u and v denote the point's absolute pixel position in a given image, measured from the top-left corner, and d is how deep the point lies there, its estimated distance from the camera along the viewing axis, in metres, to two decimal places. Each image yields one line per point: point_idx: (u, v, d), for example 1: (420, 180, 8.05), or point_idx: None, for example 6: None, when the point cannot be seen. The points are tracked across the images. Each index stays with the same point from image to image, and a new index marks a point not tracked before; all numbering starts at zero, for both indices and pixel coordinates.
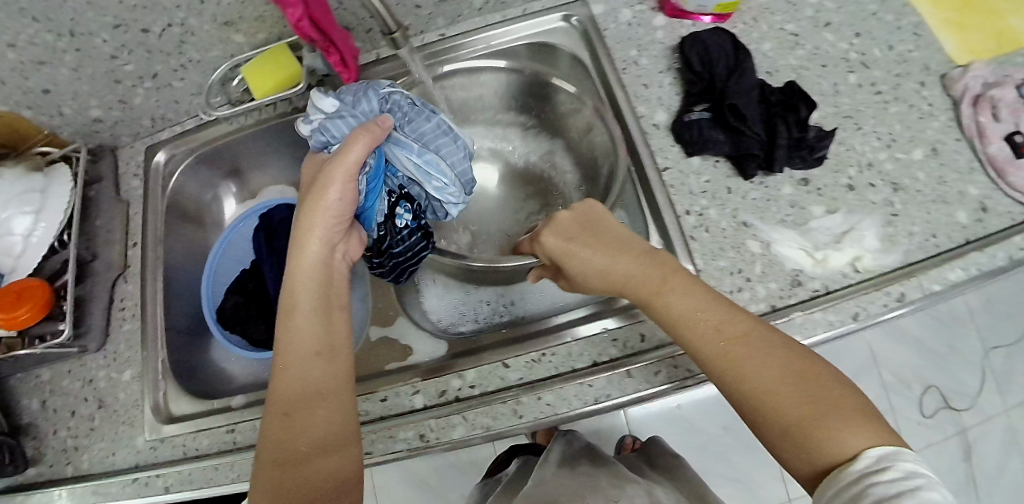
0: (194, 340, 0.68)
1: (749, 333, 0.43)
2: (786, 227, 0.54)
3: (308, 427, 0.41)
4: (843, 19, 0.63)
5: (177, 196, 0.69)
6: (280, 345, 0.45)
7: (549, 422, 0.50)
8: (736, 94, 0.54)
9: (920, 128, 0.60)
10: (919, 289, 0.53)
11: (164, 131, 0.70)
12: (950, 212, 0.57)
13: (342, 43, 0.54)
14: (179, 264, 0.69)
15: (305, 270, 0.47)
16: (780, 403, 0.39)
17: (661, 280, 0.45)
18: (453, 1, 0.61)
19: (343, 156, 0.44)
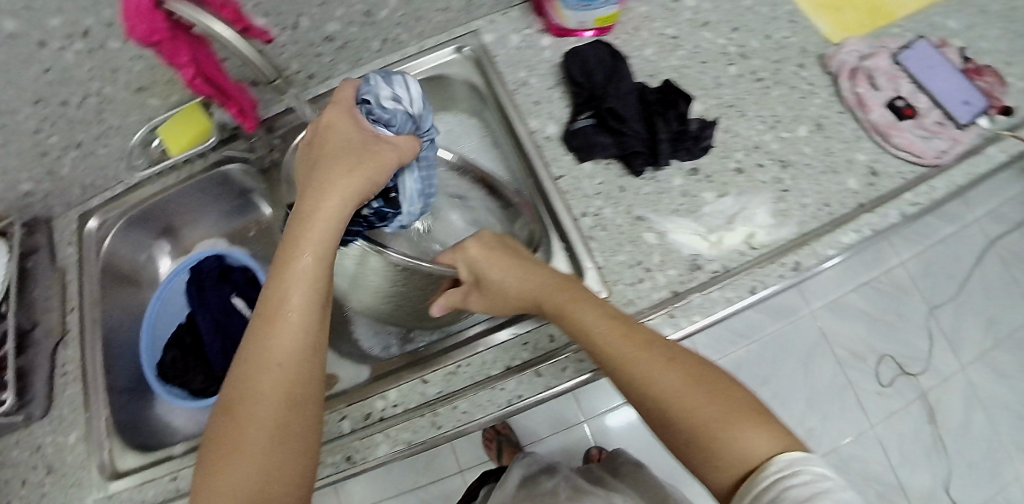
0: (138, 397, 0.70)
1: (654, 341, 0.46)
2: (680, 216, 0.57)
3: (288, 398, 0.39)
4: (719, 17, 0.67)
5: (112, 259, 0.72)
6: (273, 292, 0.41)
7: (469, 429, 0.51)
8: (614, 99, 0.58)
9: (803, 107, 0.63)
10: (815, 256, 0.55)
11: (95, 198, 0.73)
12: (841, 181, 0.60)
13: (239, 96, 0.59)
14: (119, 325, 0.71)
15: (319, 222, 0.43)
16: (683, 402, 0.41)
17: (572, 296, 0.49)
18: (350, 47, 0.66)
19: (388, 152, 0.46)
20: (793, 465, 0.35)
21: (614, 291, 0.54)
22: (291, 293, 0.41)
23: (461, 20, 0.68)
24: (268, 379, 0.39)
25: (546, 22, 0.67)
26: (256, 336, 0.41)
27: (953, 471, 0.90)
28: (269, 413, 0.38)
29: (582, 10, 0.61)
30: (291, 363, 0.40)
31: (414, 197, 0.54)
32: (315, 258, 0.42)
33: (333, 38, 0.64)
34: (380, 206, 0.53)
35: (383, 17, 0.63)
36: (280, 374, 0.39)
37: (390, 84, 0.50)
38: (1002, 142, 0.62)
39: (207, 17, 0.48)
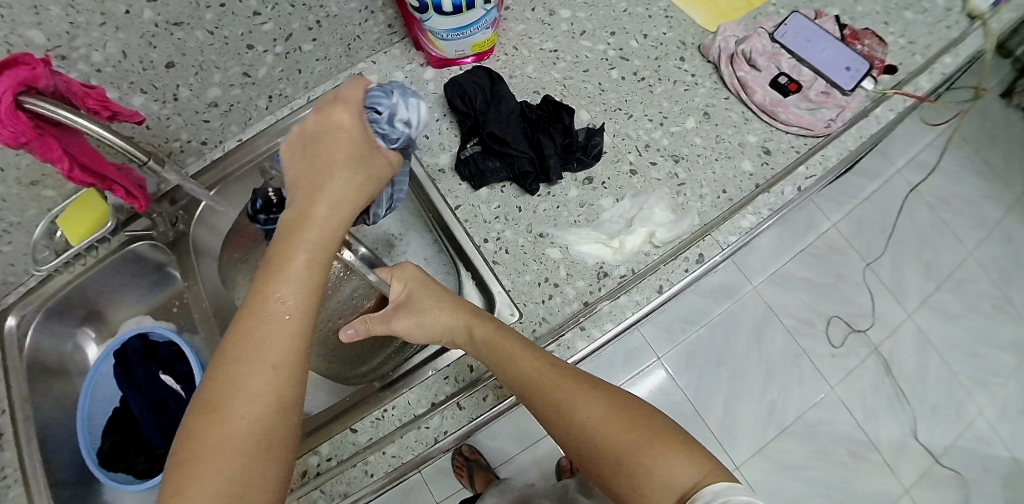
0: (83, 489, 0.68)
1: (578, 373, 0.47)
2: (580, 227, 0.58)
3: (276, 400, 0.36)
4: (596, 24, 0.68)
5: (37, 354, 0.71)
6: (268, 290, 0.39)
7: (402, 470, 0.52)
8: (494, 122, 0.59)
9: (688, 99, 0.64)
10: (716, 245, 0.56)
11: (6, 296, 0.70)
12: (735, 164, 0.61)
13: (124, 179, 0.59)
14: (53, 418, 0.70)
15: (315, 225, 0.42)
16: (606, 431, 0.43)
17: (502, 328, 0.49)
18: (237, 110, 0.68)
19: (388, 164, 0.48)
20: (717, 496, 0.38)
21: (524, 310, 0.55)
22: (288, 290, 0.39)
23: (344, 66, 0.71)
24: (256, 378, 0.36)
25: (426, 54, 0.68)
26: (240, 333, 0.38)
27: (918, 418, 0.92)
28: (254, 415, 0.35)
29: (457, 40, 0.63)
30: (281, 363, 0.37)
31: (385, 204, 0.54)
32: (309, 260, 0.41)
33: (220, 102, 0.66)
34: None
35: (263, 76, 0.66)
36: (273, 372, 0.36)
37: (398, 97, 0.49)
38: (890, 101, 0.64)
39: (71, 112, 0.48)
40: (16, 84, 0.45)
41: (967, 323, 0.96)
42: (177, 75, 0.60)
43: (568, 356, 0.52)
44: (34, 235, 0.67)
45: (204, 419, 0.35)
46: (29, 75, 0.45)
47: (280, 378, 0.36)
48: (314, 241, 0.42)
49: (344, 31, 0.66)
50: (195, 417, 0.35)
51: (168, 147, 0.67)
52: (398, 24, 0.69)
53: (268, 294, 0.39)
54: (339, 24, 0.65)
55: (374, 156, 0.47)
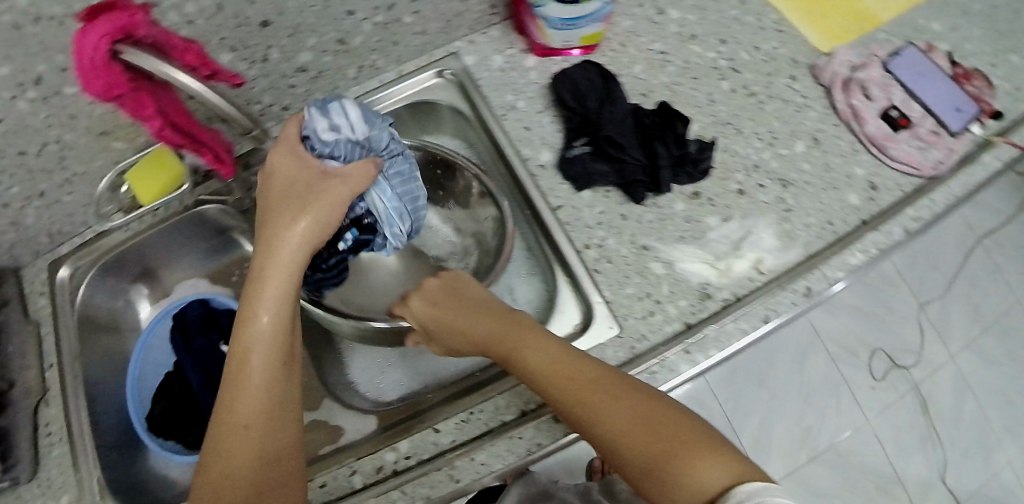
0: (129, 453, 0.67)
1: (596, 378, 0.41)
2: (685, 244, 0.56)
3: (241, 461, 0.38)
4: (706, 29, 0.64)
5: (88, 309, 0.68)
6: (240, 354, 0.41)
7: (488, 480, 0.50)
8: (610, 123, 0.55)
9: (798, 122, 0.62)
10: (824, 280, 0.55)
11: (64, 245, 0.68)
12: (842, 196, 0.60)
13: (213, 142, 0.56)
14: (102, 378, 0.68)
15: (276, 277, 0.43)
16: (629, 437, 0.38)
17: (510, 339, 0.45)
18: (326, 76, 0.63)
19: (341, 182, 0.45)
20: (750, 499, 0.31)
21: (625, 325, 0.53)
22: (252, 354, 0.41)
23: (439, 42, 0.64)
24: (228, 443, 0.39)
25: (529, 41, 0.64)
26: (223, 399, 0.40)
27: (949, 460, 0.93)
28: (246, 477, 0.38)
29: (567, 30, 0.59)
30: (252, 422, 0.39)
31: (393, 219, 0.52)
32: (274, 316, 0.42)
33: (306, 68, 0.60)
34: (353, 236, 0.53)
35: (356, 45, 0.60)
36: (245, 436, 0.39)
37: (334, 113, 0.48)
38: (999, 148, 0.63)
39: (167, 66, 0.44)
40: (114, 31, 0.41)
41: (1006, 370, 0.97)
42: (271, 35, 0.53)
43: (670, 378, 0.50)
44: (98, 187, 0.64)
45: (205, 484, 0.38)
46: (128, 22, 0.41)
47: (259, 438, 0.39)
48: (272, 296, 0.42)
49: (450, 7, 0.59)
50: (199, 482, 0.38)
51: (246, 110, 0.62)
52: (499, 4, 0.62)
53: (238, 358, 0.41)
54: None
55: (324, 184, 0.45)
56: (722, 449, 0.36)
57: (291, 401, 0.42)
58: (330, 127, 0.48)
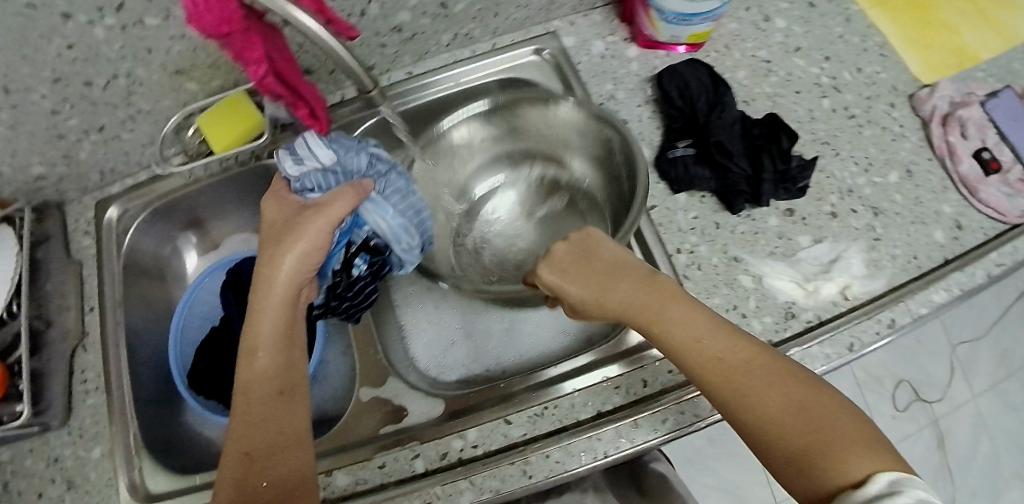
0: (165, 407, 0.65)
1: (745, 360, 0.40)
2: (776, 260, 0.55)
3: (248, 484, 0.39)
4: (811, 43, 0.64)
5: (133, 254, 0.65)
6: (241, 384, 0.43)
7: (561, 479, 0.49)
8: (720, 130, 0.54)
9: (894, 151, 0.60)
10: (908, 314, 0.53)
11: (116, 184, 0.67)
12: (928, 232, 0.57)
13: (309, 95, 0.51)
14: (141, 327, 0.65)
15: (271, 299, 0.46)
16: (782, 424, 0.37)
17: (654, 310, 0.42)
18: (419, 40, 0.60)
19: (329, 209, 0.48)
20: (895, 487, 0.32)
21: None
22: (254, 384, 0.43)
23: (539, 19, 0.64)
24: (230, 469, 0.40)
25: (633, 30, 0.63)
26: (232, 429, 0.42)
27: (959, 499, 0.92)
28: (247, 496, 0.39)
29: (680, 25, 0.57)
30: (250, 442, 0.41)
31: (400, 235, 0.55)
32: (268, 337, 0.45)
33: (402, 29, 0.57)
34: (365, 260, 0.56)
35: (458, 10, 0.57)
36: (245, 463, 0.40)
37: (298, 153, 0.52)
38: None
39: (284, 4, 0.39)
40: None
41: None
42: None
43: None
44: (162, 129, 0.61)
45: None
46: None
47: (259, 456, 0.40)
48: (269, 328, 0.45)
49: None
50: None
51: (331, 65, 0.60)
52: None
53: (246, 387, 0.43)
54: None
55: (304, 218, 0.48)
56: (876, 445, 0.35)
57: (294, 420, 0.43)
58: (301, 165, 0.51)
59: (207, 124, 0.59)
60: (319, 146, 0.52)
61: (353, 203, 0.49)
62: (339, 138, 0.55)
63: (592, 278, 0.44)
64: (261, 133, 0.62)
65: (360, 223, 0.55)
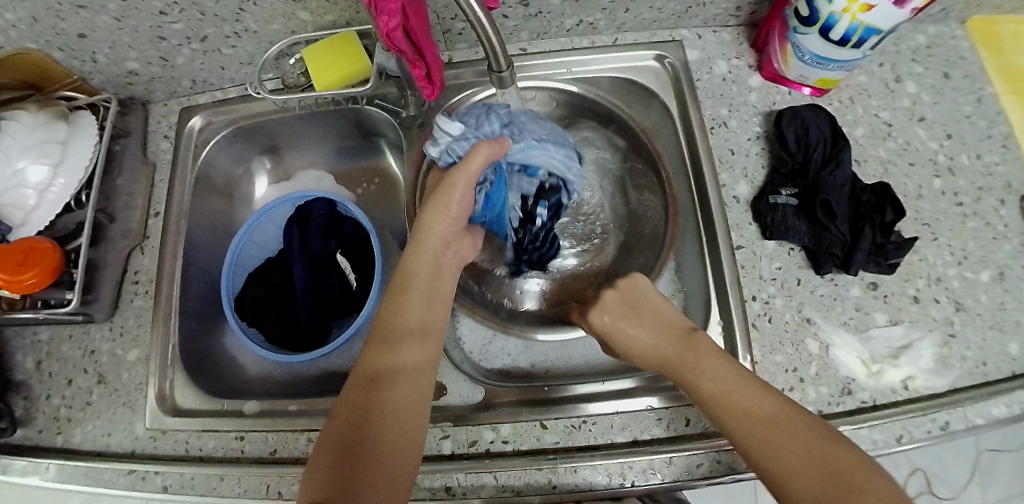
0: (205, 324, 0.67)
1: (772, 415, 0.41)
2: (847, 331, 0.54)
3: (366, 409, 0.43)
4: (937, 116, 0.62)
5: (207, 168, 0.70)
6: (384, 316, 0.49)
7: (584, 494, 0.49)
8: (829, 189, 0.54)
9: (992, 249, 0.57)
10: (963, 421, 0.51)
11: (203, 94, 0.70)
12: (1003, 342, 0.54)
13: (430, 58, 0.51)
14: (201, 240, 0.69)
15: (423, 252, 0.52)
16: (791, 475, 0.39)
17: (689, 357, 0.46)
18: (541, 20, 0.62)
19: (466, 167, 0.51)
20: None
21: None
22: (398, 324, 0.48)
23: (666, 25, 0.65)
24: (356, 392, 0.44)
25: (761, 59, 0.63)
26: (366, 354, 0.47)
27: None
28: (361, 412, 0.42)
29: (812, 67, 0.57)
30: (376, 370, 0.45)
31: (568, 163, 0.58)
32: (414, 285, 0.50)
33: (528, 5, 0.58)
34: (544, 206, 0.59)
35: None
36: (371, 386, 0.44)
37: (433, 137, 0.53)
38: None
39: None
40: None
41: None
42: None
43: None
44: (265, 55, 0.62)
45: (335, 426, 0.42)
46: None
47: (382, 383, 0.44)
48: (417, 278, 0.51)
49: None
50: (329, 425, 0.43)
51: (448, 24, 0.61)
52: (746, 8, 0.62)
53: (386, 322, 0.48)
54: None
55: (450, 176, 0.52)
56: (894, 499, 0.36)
57: (422, 364, 0.46)
58: (438, 146, 0.53)
59: (315, 62, 0.59)
60: (447, 122, 0.52)
61: (490, 158, 0.52)
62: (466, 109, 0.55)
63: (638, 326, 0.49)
64: (364, 78, 0.61)
65: (528, 173, 0.58)
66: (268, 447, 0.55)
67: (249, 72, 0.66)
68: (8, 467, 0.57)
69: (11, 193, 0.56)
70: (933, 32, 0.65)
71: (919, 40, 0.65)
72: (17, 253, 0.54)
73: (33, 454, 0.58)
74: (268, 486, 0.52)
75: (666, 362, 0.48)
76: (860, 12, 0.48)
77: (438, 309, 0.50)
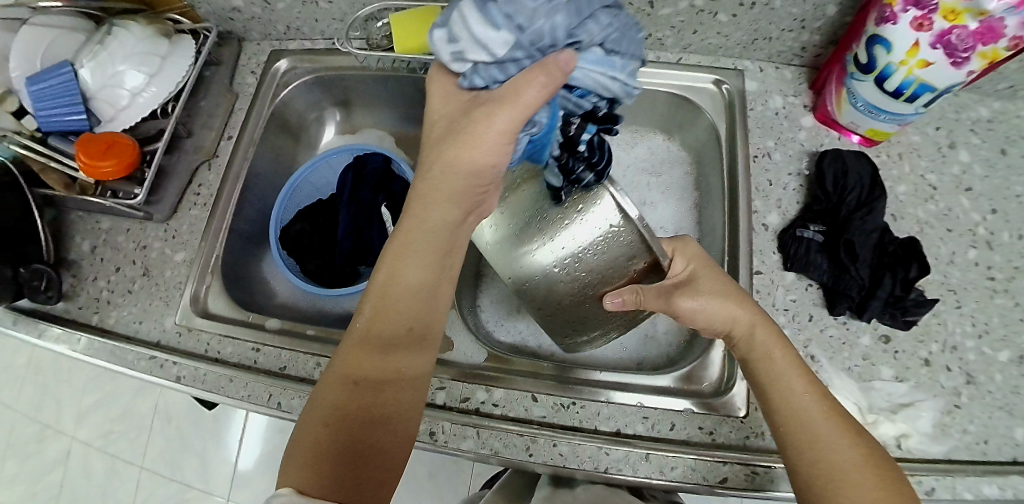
0: (248, 246, 0.73)
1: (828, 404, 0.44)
2: (849, 376, 0.54)
3: (346, 419, 0.41)
4: (985, 189, 0.61)
5: (283, 107, 0.76)
6: (366, 316, 0.44)
7: (556, 468, 0.51)
8: (857, 231, 0.56)
9: (1017, 330, 0.56)
10: (950, 491, 0.50)
11: (293, 41, 0.76)
12: (1009, 426, 0.53)
13: None
14: (262, 169, 0.75)
15: (421, 235, 0.45)
16: (838, 468, 0.40)
17: (765, 336, 0.47)
18: None
19: (514, 103, 0.42)
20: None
21: (752, 415, 0.52)
22: (380, 328, 0.44)
23: (731, 53, 0.66)
24: (340, 394, 0.42)
25: (817, 101, 0.64)
26: (344, 361, 0.43)
27: None
28: (333, 427, 0.40)
29: (865, 116, 0.58)
30: (356, 379, 0.42)
31: (630, 84, 0.46)
32: (408, 278, 0.45)
33: None
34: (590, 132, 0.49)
35: (663, 15, 0.61)
36: (351, 392, 0.42)
37: (461, 43, 0.42)
38: None
39: None
40: None
41: None
42: None
43: (767, 487, 0.49)
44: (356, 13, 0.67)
45: (313, 434, 0.41)
46: None
47: (358, 394, 0.42)
48: (412, 264, 0.45)
49: (765, 26, 0.61)
50: (307, 432, 0.41)
51: None
52: (811, 50, 0.63)
53: (368, 329, 0.44)
54: (769, 18, 0.60)
55: (484, 110, 0.43)
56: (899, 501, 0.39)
57: (405, 370, 0.44)
58: (465, 60, 0.43)
59: (399, 30, 0.64)
60: (486, 27, 0.41)
61: (544, 92, 0.42)
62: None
63: (710, 288, 0.48)
64: None
65: (580, 92, 0.46)
66: (279, 363, 0.59)
67: (338, 29, 0.72)
68: (44, 332, 0.63)
69: (106, 91, 0.62)
70: (998, 107, 0.65)
71: (981, 112, 0.65)
72: (101, 143, 0.60)
73: (68, 326, 0.64)
74: (270, 396, 0.56)
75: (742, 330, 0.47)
76: (918, 67, 0.50)
77: (438, 305, 0.46)
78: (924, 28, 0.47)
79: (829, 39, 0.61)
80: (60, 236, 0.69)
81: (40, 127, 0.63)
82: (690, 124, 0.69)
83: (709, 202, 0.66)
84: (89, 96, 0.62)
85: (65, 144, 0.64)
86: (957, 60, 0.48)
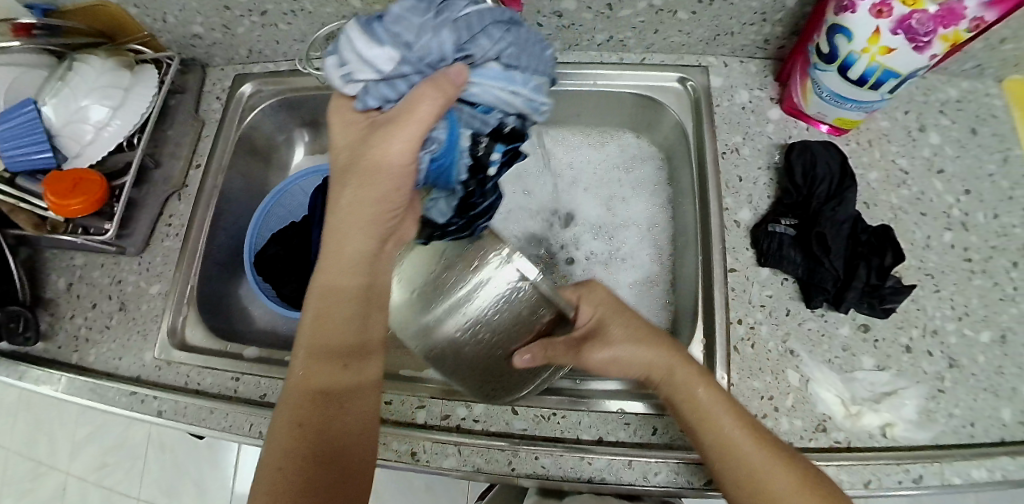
0: (225, 273, 0.72)
1: (758, 428, 0.45)
2: (831, 369, 0.54)
3: (299, 458, 0.41)
4: (957, 170, 0.61)
5: (251, 131, 0.75)
6: (303, 354, 0.44)
7: (538, 481, 0.50)
8: (827, 222, 0.56)
9: (997, 310, 0.56)
10: (939, 477, 0.50)
11: (257, 64, 0.76)
12: (994, 407, 0.52)
13: None
14: (234, 195, 0.74)
15: (341, 270, 0.45)
16: (778, 493, 0.42)
17: (689, 374, 0.47)
18: (574, 31, 0.64)
19: (408, 120, 0.39)
20: None
21: None
22: (316, 364, 0.43)
23: (695, 50, 0.66)
24: (287, 438, 0.41)
25: (783, 93, 0.64)
26: (286, 401, 0.43)
27: None
28: (288, 466, 0.40)
29: (832, 105, 0.58)
30: (298, 419, 0.42)
31: (537, 99, 0.42)
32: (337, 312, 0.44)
33: (562, 15, 0.62)
34: (501, 152, 0.46)
35: (623, 16, 0.61)
36: (297, 434, 0.41)
37: (347, 63, 0.40)
38: None
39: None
40: None
41: None
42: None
43: None
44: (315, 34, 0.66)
45: (266, 479, 0.40)
46: None
47: (307, 433, 0.42)
48: (340, 297, 0.45)
49: (725, 21, 0.61)
50: (260, 478, 0.40)
51: None
52: (774, 42, 0.63)
53: (306, 365, 0.43)
54: (728, 12, 0.59)
55: (376, 134, 0.41)
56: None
57: (350, 399, 0.44)
58: (354, 80, 0.40)
59: None
60: (370, 44, 0.38)
61: (438, 109, 0.39)
62: (402, 14, 0.38)
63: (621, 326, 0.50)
64: None
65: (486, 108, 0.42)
66: (259, 391, 0.58)
67: (301, 49, 0.72)
68: (22, 374, 0.63)
69: (71, 126, 0.61)
70: (966, 87, 0.65)
71: (950, 93, 0.64)
72: (67, 181, 0.60)
73: (48, 366, 0.63)
74: (250, 425, 0.56)
75: (662, 365, 0.48)
76: (881, 54, 0.49)
77: (372, 334, 0.46)
78: (883, 14, 0.47)
79: (790, 30, 0.61)
80: (35, 277, 0.68)
81: (6, 168, 0.62)
82: (658, 122, 0.68)
83: (682, 201, 0.66)
84: (54, 134, 0.62)
85: (34, 184, 0.63)
86: (919, 45, 0.47)
